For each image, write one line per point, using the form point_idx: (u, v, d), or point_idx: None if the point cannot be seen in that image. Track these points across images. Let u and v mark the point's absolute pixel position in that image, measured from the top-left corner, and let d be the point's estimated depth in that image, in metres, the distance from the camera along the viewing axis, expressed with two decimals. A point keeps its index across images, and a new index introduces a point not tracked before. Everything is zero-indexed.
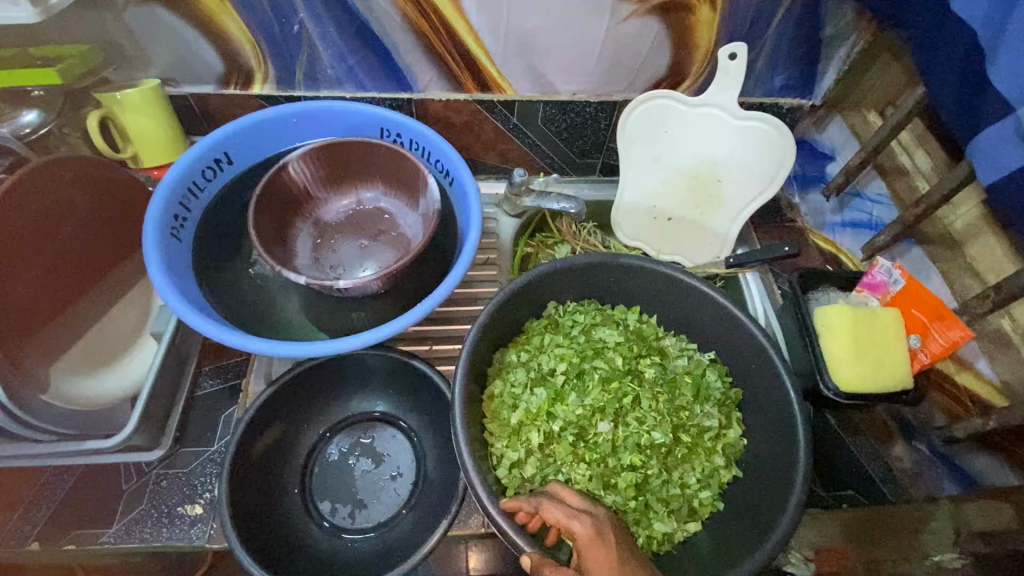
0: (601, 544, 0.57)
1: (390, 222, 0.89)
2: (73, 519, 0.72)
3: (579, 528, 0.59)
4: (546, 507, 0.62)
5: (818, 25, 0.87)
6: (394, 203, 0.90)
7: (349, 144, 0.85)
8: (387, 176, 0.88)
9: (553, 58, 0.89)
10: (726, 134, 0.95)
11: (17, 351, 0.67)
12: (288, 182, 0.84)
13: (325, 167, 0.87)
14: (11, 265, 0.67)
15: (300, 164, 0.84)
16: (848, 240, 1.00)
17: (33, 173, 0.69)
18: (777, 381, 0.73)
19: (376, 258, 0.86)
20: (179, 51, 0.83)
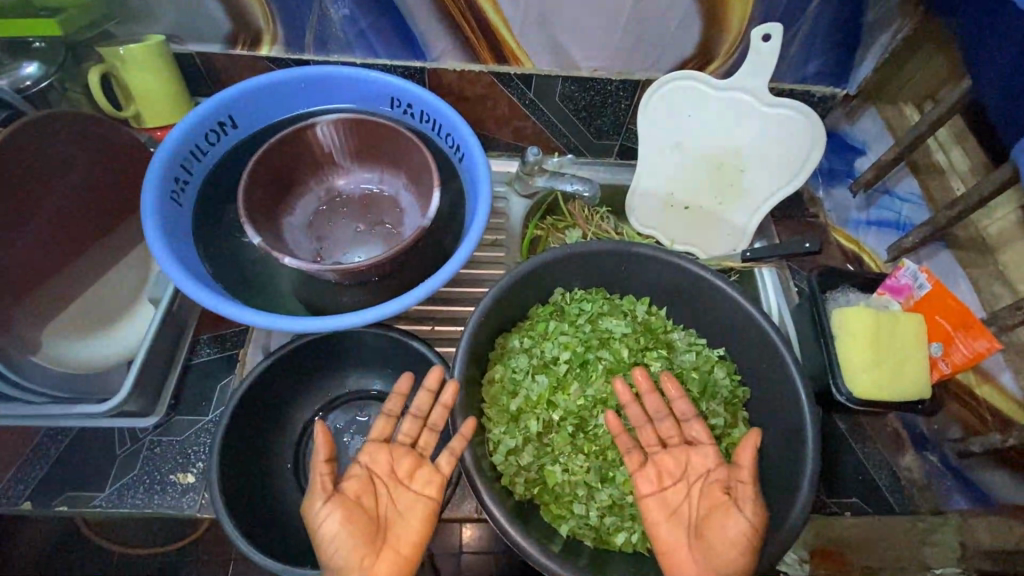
0: (724, 496, 0.63)
1: (395, 211, 0.85)
2: (67, 479, 0.73)
3: (746, 463, 0.63)
4: (693, 420, 0.70)
5: (860, 8, 0.81)
6: (404, 196, 0.85)
7: (359, 121, 0.81)
8: (391, 158, 0.84)
9: (574, 30, 0.84)
10: (753, 123, 0.90)
11: (7, 311, 0.66)
12: (309, 146, 0.82)
13: (352, 137, 0.83)
14: (6, 222, 0.65)
15: (325, 129, 0.82)
16: (872, 238, 0.96)
17: (20, 131, 0.65)
18: (787, 384, 0.71)
19: (368, 248, 0.82)
20: (186, 7, 0.80)
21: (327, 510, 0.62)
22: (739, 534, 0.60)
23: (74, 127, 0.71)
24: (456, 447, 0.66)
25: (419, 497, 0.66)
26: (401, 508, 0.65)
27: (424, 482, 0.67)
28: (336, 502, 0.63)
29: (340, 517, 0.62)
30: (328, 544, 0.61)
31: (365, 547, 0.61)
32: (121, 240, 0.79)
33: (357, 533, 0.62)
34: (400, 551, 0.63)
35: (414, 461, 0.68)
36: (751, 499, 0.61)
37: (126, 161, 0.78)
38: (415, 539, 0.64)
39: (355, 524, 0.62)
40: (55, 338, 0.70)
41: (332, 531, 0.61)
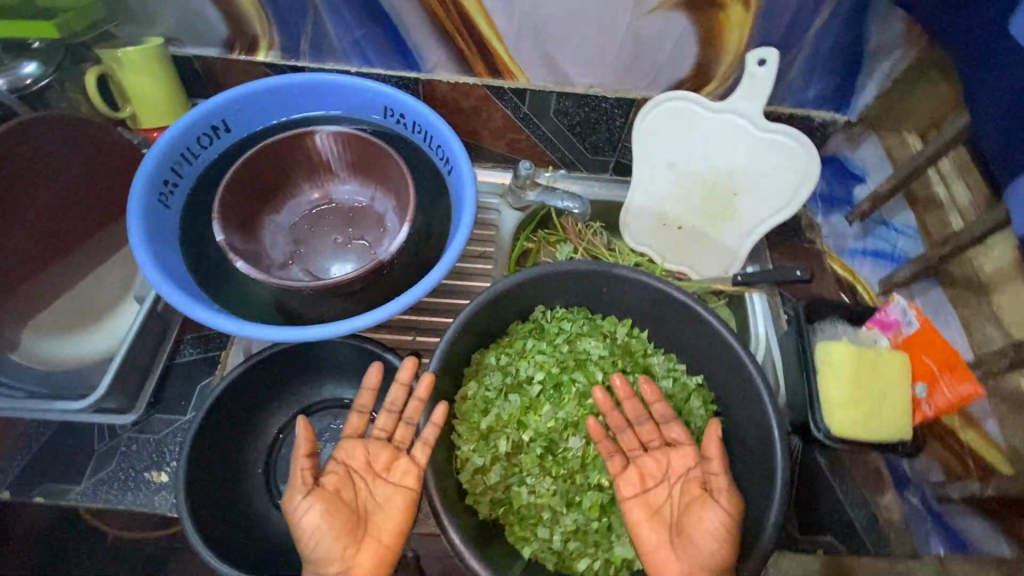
0: (703, 492, 0.65)
1: (378, 230, 0.84)
2: (45, 472, 0.74)
3: (715, 452, 0.66)
4: (671, 423, 0.72)
5: (859, 34, 0.80)
6: (390, 218, 0.83)
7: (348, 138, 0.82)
8: (373, 176, 0.84)
9: (568, 46, 0.84)
10: (749, 148, 0.89)
11: None
12: (306, 152, 0.83)
13: (349, 150, 0.83)
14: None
15: (324, 138, 0.82)
16: (866, 269, 0.93)
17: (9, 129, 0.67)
18: (760, 417, 0.69)
19: (345, 262, 0.82)
20: (185, 11, 0.81)
21: (308, 504, 0.63)
22: (717, 526, 0.61)
23: (70, 127, 0.73)
24: (430, 439, 0.68)
25: (397, 488, 0.67)
26: (379, 500, 0.67)
27: (402, 474, 0.68)
28: (316, 496, 0.63)
29: (321, 510, 0.63)
30: (310, 537, 0.62)
31: (347, 538, 0.63)
32: (111, 238, 0.80)
33: (336, 524, 0.63)
34: (381, 540, 0.65)
35: (391, 453, 0.70)
36: (727, 485, 0.64)
37: (116, 163, 0.79)
38: (395, 528, 0.65)
39: (336, 516, 0.63)
40: (31, 336, 0.72)
41: (313, 523, 0.62)
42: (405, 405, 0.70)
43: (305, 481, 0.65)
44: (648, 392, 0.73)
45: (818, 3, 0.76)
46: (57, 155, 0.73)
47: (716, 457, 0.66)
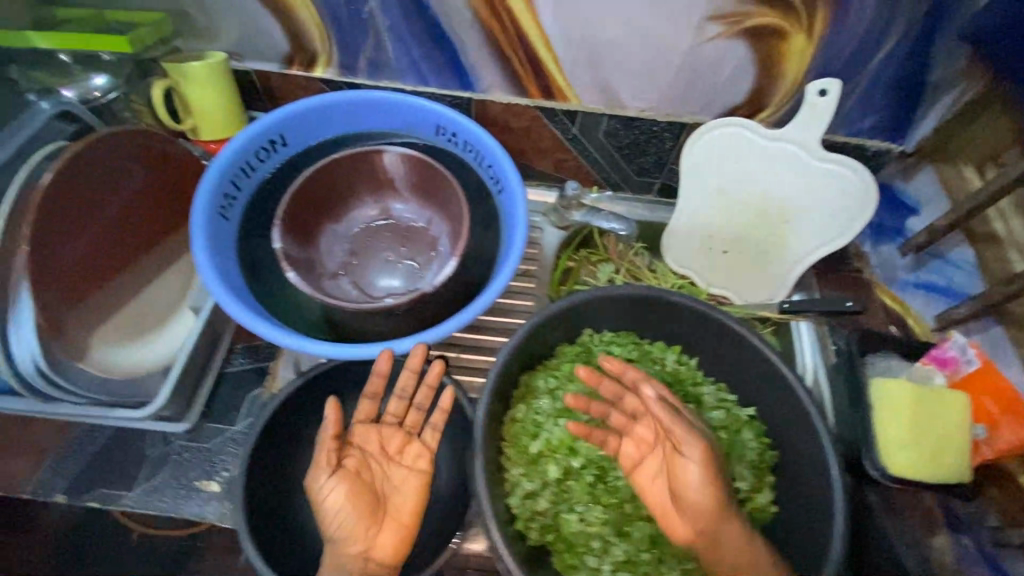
0: (680, 454, 0.62)
1: (430, 252, 0.84)
2: (99, 477, 0.76)
3: (655, 404, 0.64)
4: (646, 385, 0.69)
5: (923, 67, 0.79)
6: (442, 244, 0.84)
7: (414, 163, 0.82)
8: (432, 198, 0.85)
9: (625, 71, 0.84)
10: (808, 179, 0.88)
11: (59, 319, 0.66)
12: (374, 169, 0.84)
13: (414, 172, 0.84)
14: (66, 228, 0.67)
15: (393, 158, 0.83)
16: (919, 303, 0.91)
17: (89, 146, 0.69)
18: (815, 453, 0.68)
19: (395, 282, 0.83)
20: (248, 28, 0.82)
21: (333, 484, 0.65)
22: (700, 484, 0.61)
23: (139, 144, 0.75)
24: (436, 426, 0.70)
25: (411, 471, 0.69)
26: (394, 483, 0.68)
27: (413, 456, 0.70)
28: (340, 475, 0.65)
29: (344, 491, 0.65)
30: (332, 517, 0.64)
31: (367, 519, 0.64)
32: (170, 250, 0.81)
33: (355, 505, 0.64)
34: (400, 520, 0.66)
35: (403, 438, 0.71)
36: (684, 434, 0.62)
37: (177, 177, 0.81)
38: (412, 508, 0.67)
39: (359, 497, 0.65)
40: (101, 347, 0.71)
41: (338, 503, 0.64)
42: (414, 390, 0.71)
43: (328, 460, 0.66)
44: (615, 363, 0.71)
45: (881, 36, 0.76)
46: (129, 168, 0.74)
47: (662, 412, 0.64)
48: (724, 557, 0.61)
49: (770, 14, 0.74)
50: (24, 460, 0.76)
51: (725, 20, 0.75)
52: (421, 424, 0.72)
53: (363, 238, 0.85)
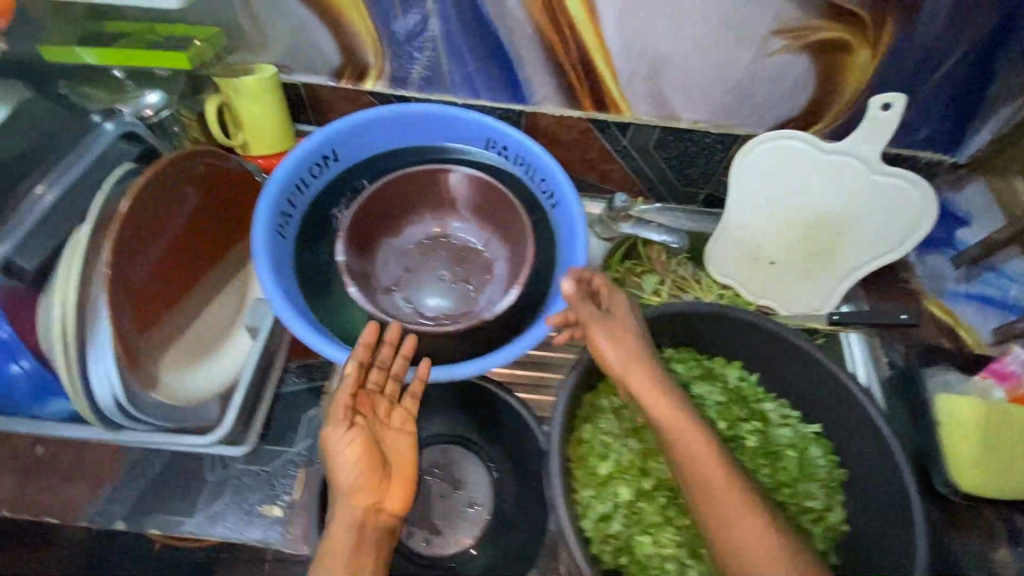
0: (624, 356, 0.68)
1: (486, 273, 0.83)
2: (159, 503, 0.75)
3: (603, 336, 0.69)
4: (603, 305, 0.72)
5: (985, 80, 0.78)
6: (499, 267, 0.83)
7: (481, 184, 0.81)
8: (492, 219, 0.84)
9: (681, 84, 0.83)
10: (866, 192, 0.87)
11: (133, 348, 0.64)
12: (437, 187, 0.83)
13: (477, 195, 0.83)
14: (139, 247, 0.64)
15: (459, 177, 0.82)
16: (971, 314, 0.91)
17: (166, 168, 0.66)
18: (890, 473, 0.67)
19: (447, 303, 0.81)
20: (300, 41, 0.81)
21: (348, 439, 0.62)
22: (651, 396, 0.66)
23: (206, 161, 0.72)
24: (416, 390, 0.69)
25: (401, 433, 0.67)
26: (390, 444, 0.66)
27: (401, 418, 0.68)
28: (358, 430, 0.63)
29: (361, 445, 0.62)
30: (347, 471, 0.61)
31: (378, 475, 0.62)
32: (227, 269, 0.79)
33: (370, 459, 0.62)
34: (405, 477, 0.65)
35: (388, 405, 0.69)
36: (629, 359, 0.68)
37: (234, 192, 0.78)
38: (412, 464, 0.65)
39: (371, 451, 0.63)
40: (167, 373, 0.69)
41: (354, 457, 0.61)
42: (391, 359, 0.70)
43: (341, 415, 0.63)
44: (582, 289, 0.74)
45: (945, 52, 0.75)
46: (192, 184, 0.71)
47: (616, 340, 0.68)
48: (703, 483, 0.61)
49: (836, 29, 0.74)
50: (83, 486, 0.75)
51: (789, 34, 0.75)
52: (400, 393, 0.71)
53: (417, 257, 0.84)
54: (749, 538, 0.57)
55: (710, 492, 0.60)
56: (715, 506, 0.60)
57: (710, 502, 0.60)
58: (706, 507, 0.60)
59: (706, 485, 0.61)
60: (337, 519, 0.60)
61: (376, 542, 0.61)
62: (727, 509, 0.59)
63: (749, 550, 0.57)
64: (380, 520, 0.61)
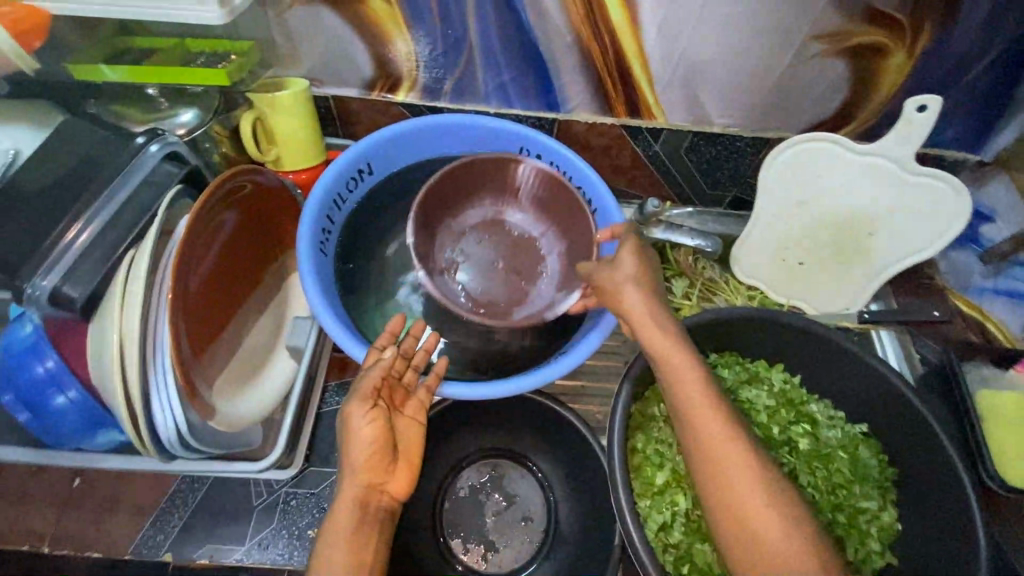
0: (649, 319, 0.63)
1: (539, 271, 0.80)
2: (205, 531, 0.73)
3: (635, 302, 0.64)
4: (624, 261, 0.67)
5: (1016, 80, 0.79)
6: (553, 263, 0.80)
7: (549, 178, 0.77)
8: (554, 214, 0.80)
9: (717, 89, 0.83)
10: (900, 194, 0.87)
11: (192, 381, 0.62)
12: (503, 176, 0.79)
13: (544, 192, 0.79)
14: (192, 265, 0.63)
15: (528, 170, 0.78)
16: (1000, 309, 0.91)
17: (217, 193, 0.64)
18: (947, 472, 0.67)
19: (496, 292, 0.78)
20: (332, 53, 0.79)
21: (370, 417, 0.59)
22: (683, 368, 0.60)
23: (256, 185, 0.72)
24: (431, 384, 0.68)
25: (411, 421, 0.65)
26: (398, 429, 0.63)
27: (415, 408, 0.66)
28: (379, 411, 0.60)
29: (378, 427, 0.59)
30: (359, 450, 0.58)
31: (387, 460, 0.60)
32: (265, 292, 0.79)
33: (382, 440, 0.59)
34: (411, 462, 0.62)
35: (403, 392, 0.67)
36: (658, 328, 0.62)
37: (272, 209, 0.77)
38: (419, 451, 0.64)
39: (387, 435, 0.60)
40: (221, 401, 0.69)
41: (371, 439, 0.58)
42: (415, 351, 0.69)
43: (366, 393, 0.61)
44: (599, 260, 0.71)
45: (979, 54, 0.76)
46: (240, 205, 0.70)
47: (644, 308, 0.64)
48: (724, 478, 0.55)
49: (875, 32, 0.74)
50: (125, 519, 0.73)
51: (828, 39, 0.75)
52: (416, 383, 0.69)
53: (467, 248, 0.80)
54: (776, 537, 0.52)
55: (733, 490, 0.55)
56: (739, 504, 0.54)
57: (733, 501, 0.54)
58: (726, 508, 0.54)
59: (726, 483, 0.55)
60: (339, 497, 0.58)
61: (377, 523, 0.58)
62: (752, 508, 0.53)
63: (776, 551, 0.51)
64: (383, 502, 0.59)
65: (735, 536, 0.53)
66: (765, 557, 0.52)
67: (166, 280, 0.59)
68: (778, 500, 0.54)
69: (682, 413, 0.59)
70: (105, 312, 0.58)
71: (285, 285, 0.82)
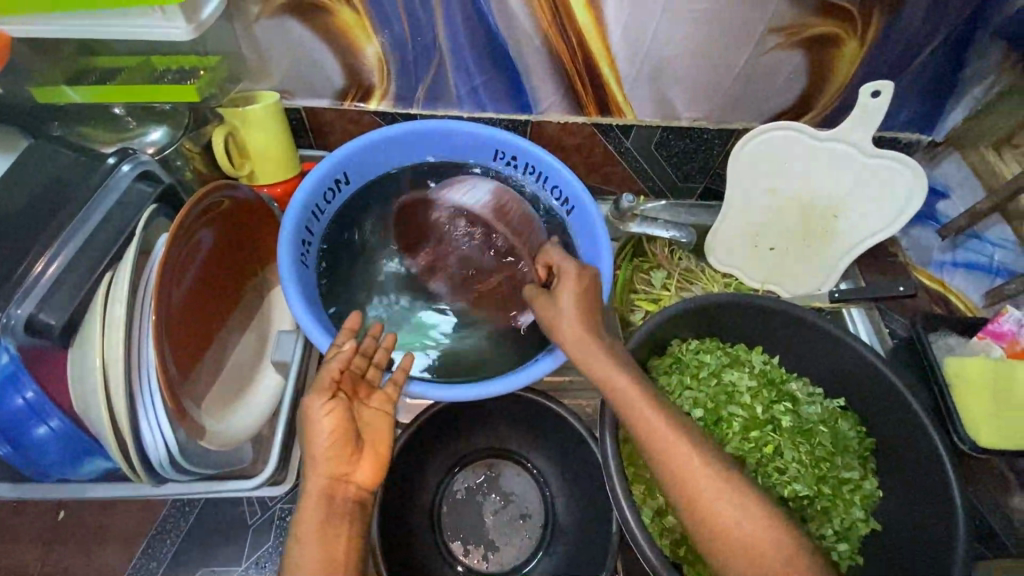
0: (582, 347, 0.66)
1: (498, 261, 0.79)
2: (202, 553, 0.72)
3: (569, 328, 0.67)
4: (562, 291, 0.70)
5: (961, 63, 0.84)
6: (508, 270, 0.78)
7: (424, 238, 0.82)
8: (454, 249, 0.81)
9: (681, 84, 0.86)
10: (863, 177, 0.91)
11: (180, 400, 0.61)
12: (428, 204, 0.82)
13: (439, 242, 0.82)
14: (175, 275, 0.62)
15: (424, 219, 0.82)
16: (959, 280, 0.97)
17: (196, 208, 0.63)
18: (920, 438, 0.71)
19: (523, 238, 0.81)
20: (302, 65, 0.80)
21: (326, 410, 0.59)
22: (625, 383, 0.62)
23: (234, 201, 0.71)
24: (398, 380, 0.67)
25: (379, 411, 0.64)
26: (363, 420, 0.63)
27: (381, 400, 0.65)
28: (337, 403, 0.60)
29: (335, 418, 0.59)
30: (316, 442, 0.58)
31: (347, 449, 0.59)
32: (246, 309, 0.78)
33: (339, 428, 0.59)
34: (379, 450, 0.61)
35: (369, 386, 0.66)
36: (599, 351, 0.65)
37: (249, 224, 0.76)
38: (387, 438, 0.62)
39: (347, 424, 0.60)
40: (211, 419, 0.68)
41: (326, 432, 0.58)
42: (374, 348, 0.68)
43: (325, 385, 0.61)
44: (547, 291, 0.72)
45: (925, 41, 0.81)
46: (219, 218, 0.70)
47: (578, 332, 0.66)
48: (695, 491, 0.56)
49: (828, 24, 0.78)
50: (116, 548, 0.72)
51: (785, 31, 0.78)
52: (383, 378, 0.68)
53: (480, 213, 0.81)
54: (747, 531, 0.54)
55: (700, 491, 0.56)
56: (711, 514, 0.55)
57: (707, 506, 0.55)
58: (700, 509, 0.55)
59: (699, 494, 0.56)
60: (305, 491, 0.57)
61: (346, 514, 0.58)
62: (724, 505, 0.55)
63: (750, 553, 0.53)
64: (349, 492, 0.58)
65: (708, 535, 0.55)
66: (747, 552, 0.53)
67: (147, 300, 0.58)
68: (751, 501, 0.55)
69: (638, 425, 0.60)
70: (83, 339, 0.57)
71: (267, 301, 0.81)
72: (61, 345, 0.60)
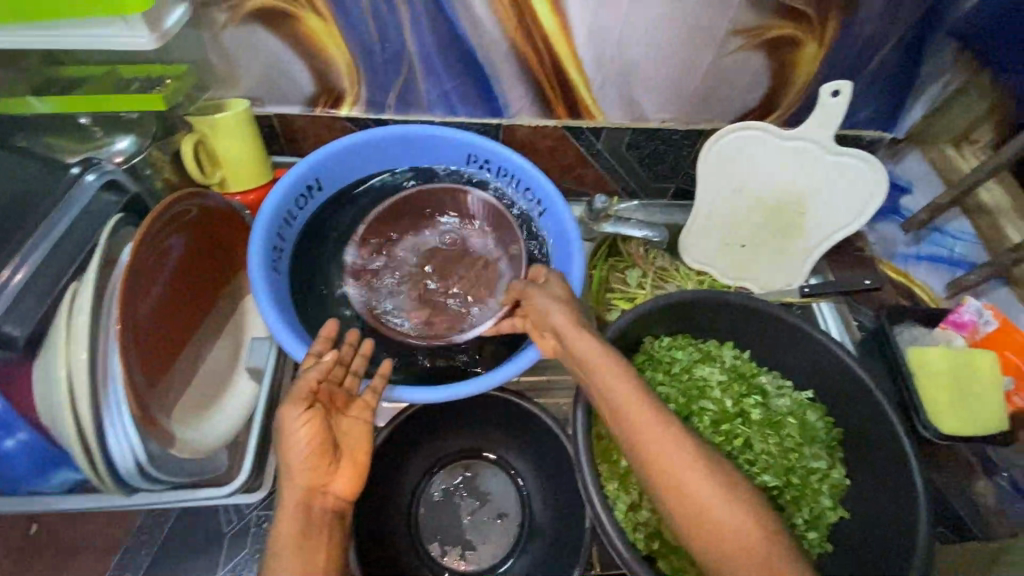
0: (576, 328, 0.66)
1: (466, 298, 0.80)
2: (177, 562, 0.72)
3: (557, 318, 0.67)
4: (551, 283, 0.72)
5: (917, 63, 0.86)
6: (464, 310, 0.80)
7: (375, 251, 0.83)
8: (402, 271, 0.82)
9: (649, 86, 0.87)
10: (827, 175, 0.93)
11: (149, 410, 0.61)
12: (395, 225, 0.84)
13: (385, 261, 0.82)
14: (142, 284, 0.62)
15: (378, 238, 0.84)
16: (921, 272, 0.99)
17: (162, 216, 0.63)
18: (885, 427, 0.73)
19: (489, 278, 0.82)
20: (272, 73, 0.80)
21: (303, 420, 0.59)
22: (614, 365, 0.63)
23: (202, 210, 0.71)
24: (377, 386, 0.68)
25: (357, 421, 0.64)
26: (341, 430, 0.63)
27: (359, 408, 0.66)
28: (315, 412, 0.60)
29: (314, 429, 0.59)
30: (294, 453, 0.58)
31: (325, 459, 0.59)
32: (218, 316, 0.78)
33: (318, 437, 0.59)
34: (358, 459, 0.61)
35: (346, 396, 0.66)
36: (582, 330, 0.65)
37: (219, 232, 0.76)
38: (366, 447, 0.63)
39: (325, 434, 0.60)
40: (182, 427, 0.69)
41: (303, 443, 0.58)
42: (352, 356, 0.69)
43: (301, 396, 0.61)
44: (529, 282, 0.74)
45: (881, 41, 0.83)
46: (188, 226, 0.70)
47: (566, 323, 0.67)
48: (677, 482, 0.56)
49: (788, 26, 0.80)
50: (90, 559, 0.72)
51: (746, 34, 0.80)
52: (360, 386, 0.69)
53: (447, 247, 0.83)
54: (737, 525, 0.53)
55: (688, 490, 0.55)
56: (699, 506, 0.54)
57: (690, 498, 0.55)
58: (683, 502, 0.55)
59: (679, 485, 0.56)
60: (281, 507, 0.57)
61: (324, 525, 0.58)
62: (712, 498, 0.54)
63: (740, 548, 0.52)
64: (326, 503, 0.58)
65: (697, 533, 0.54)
66: (738, 547, 0.52)
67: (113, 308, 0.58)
68: (733, 489, 0.55)
69: (616, 421, 0.61)
70: (48, 352, 0.57)
71: (240, 308, 0.81)
72: (26, 358, 0.60)
